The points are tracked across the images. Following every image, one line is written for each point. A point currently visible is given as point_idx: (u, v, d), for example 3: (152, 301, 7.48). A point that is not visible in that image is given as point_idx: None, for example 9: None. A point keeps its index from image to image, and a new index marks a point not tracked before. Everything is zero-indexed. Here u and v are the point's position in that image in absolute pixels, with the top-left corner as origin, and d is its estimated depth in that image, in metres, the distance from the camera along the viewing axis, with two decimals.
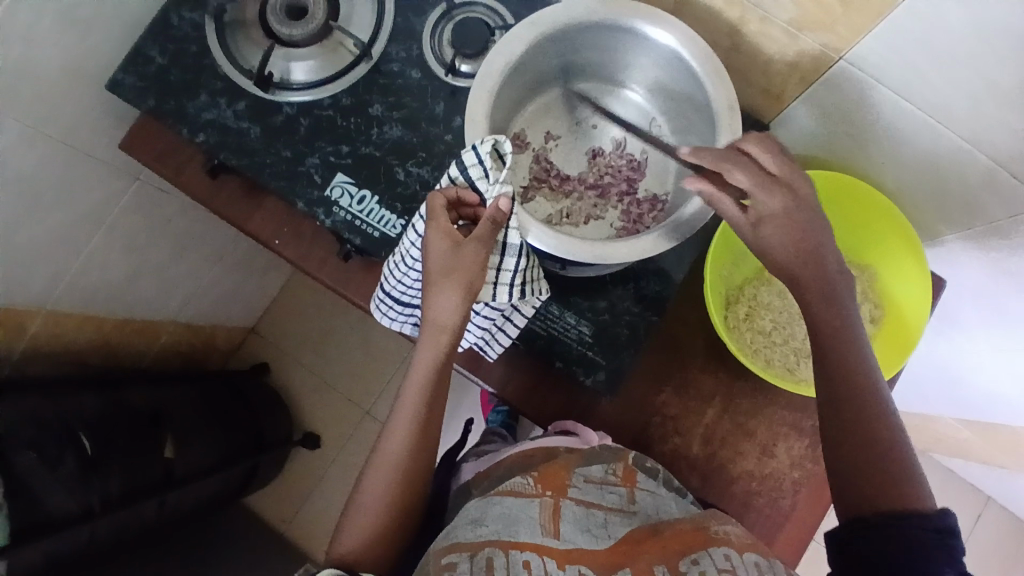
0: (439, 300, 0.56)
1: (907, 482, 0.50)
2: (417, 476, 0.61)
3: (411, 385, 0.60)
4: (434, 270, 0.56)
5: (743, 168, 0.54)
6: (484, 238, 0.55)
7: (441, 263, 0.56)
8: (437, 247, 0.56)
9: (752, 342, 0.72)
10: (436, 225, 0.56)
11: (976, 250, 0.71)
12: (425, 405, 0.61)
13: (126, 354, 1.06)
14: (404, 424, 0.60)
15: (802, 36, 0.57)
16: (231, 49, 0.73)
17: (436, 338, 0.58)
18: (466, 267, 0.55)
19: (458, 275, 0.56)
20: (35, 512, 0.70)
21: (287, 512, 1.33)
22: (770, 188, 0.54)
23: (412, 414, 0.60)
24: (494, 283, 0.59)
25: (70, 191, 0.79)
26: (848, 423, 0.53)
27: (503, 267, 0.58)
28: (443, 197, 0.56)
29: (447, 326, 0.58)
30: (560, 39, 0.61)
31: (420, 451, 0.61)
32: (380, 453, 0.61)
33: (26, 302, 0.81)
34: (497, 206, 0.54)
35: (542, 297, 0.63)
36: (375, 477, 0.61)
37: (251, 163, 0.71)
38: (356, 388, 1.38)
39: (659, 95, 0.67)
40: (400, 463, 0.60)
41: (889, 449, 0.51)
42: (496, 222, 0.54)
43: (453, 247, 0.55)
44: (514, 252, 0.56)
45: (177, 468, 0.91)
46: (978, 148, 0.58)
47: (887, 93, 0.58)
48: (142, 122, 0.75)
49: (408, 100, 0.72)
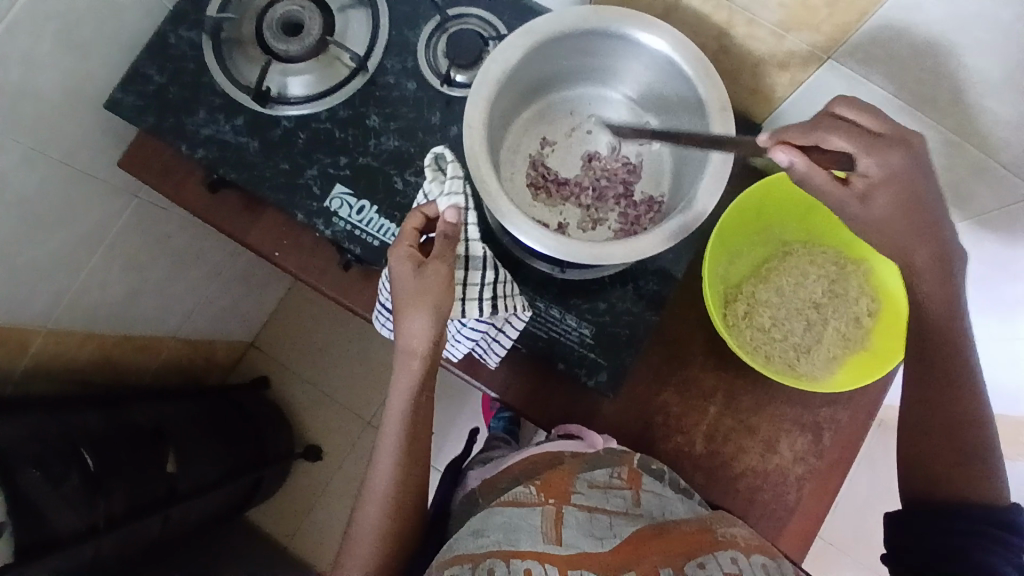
0: (412, 325, 0.57)
1: (976, 478, 0.55)
2: (408, 500, 0.63)
3: (392, 413, 0.62)
4: (403, 293, 0.57)
5: (843, 137, 0.53)
6: (442, 256, 0.57)
7: (408, 287, 0.57)
8: (402, 270, 0.57)
9: (751, 339, 0.73)
10: (398, 249, 0.58)
11: (967, 240, 0.72)
12: (409, 428, 0.62)
13: (128, 372, 1.06)
14: (389, 453, 0.62)
15: (789, 36, 0.59)
16: (229, 66, 0.74)
17: (409, 363, 0.59)
18: (432, 287, 0.57)
19: (426, 297, 0.56)
20: (41, 530, 0.70)
21: (291, 527, 1.32)
22: (875, 151, 0.53)
23: (397, 438, 0.61)
24: (464, 299, 0.61)
25: (71, 211, 0.80)
26: (924, 412, 0.58)
27: (469, 282, 0.61)
28: (418, 217, 0.59)
29: (418, 351, 0.59)
30: (553, 46, 0.63)
31: (407, 476, 0.62)
32: (370, 481, 0.62)
33: (28, 320, 0.82)
34: (447, 219, 0.57)
35: (523, 313, 0.65)
36: (370, 505, 0.62)
37: (250, 176, 0.71)
38: (357, 400, 1.38)
39: (650, 99, 0.69)
40: (389, 488, 0.62)
41: (971, 441, 0.56)
42: (448, 237, 0.57)
43: (416, 268, 0.57)
44: (478, 265, 0.61)
45: (180, 484, 0.91)
46: (965, 139, 0.59)
47: (873, 89, 0.59)
48: (141, 140, 0.76)
49: (404, 111, 0.73)
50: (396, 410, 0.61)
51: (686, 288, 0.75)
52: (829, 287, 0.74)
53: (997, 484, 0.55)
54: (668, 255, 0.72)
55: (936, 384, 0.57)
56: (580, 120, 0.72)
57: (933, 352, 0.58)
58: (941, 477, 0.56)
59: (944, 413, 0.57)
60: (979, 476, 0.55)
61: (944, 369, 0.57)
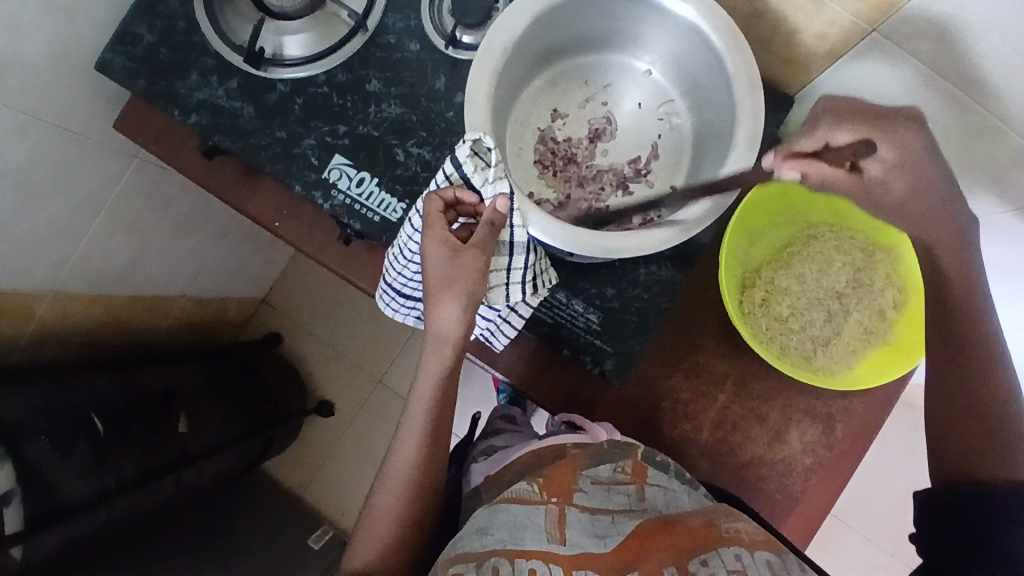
0: (440, 313, 0.53)
1: (1003, 460, 0.51)
2: (429, 488, 0.58)
3: (420, 395, 0.57)
4: (434, 281, 0.52)
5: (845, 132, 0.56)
6: (484, 244, 0.51)
7: (440, 273, 0.52)
8: (435, 256, 0.51)
9: (767, 328, 0.69)
10: (432, 233, 0.52)
11: (1009, 230, 0.66)
12: (434, 414, 0.57)
13: (138, 331, 1.07)
14: (414, 436, 0.57)
15: (830, 3, 0.52)
16: (221, 23, 0.69)
17: (441, 350, 0.55)
18: (467, 275, 0.52)
19: (460, 285, 0.52)
20: (51, 499, 0.72)
21: (304, 478, 1.36)
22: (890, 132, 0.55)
23: (422, 424, 0.57)
24: (505, 283, 0.56)
25: (67, 175, 0.78)
26: (955, 387, 0.55)
27: (513, 267, 0.55)
28: (441, 200, 0.52)
29: (451, 337, 0.54)
30: (566, 8, 0.57)
31: (432, 462, 0.58)
32: (392, 465, 0.58)
33: (32, 286, 0.81)
34: (496, 207, 0.50)
35: (551, 287, 0.60)
36: (388, 489, 0.57)
37: (246, 145, 0.68)
38: (367, 358, 1.39)
39: (673, 69, 0.63)
40: (412, 473, 0.57)
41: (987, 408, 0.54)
42: (494, 224, 0.51)
43: (452, 255, 0.51)
44: (522, 250, 0.54)
45: (192, 446, 0.93)
46: (1014, 129, 0.54)
47: (920, 70, 0.53)
48: (135, 103, 0.72)
49: (406, 75, 0.68)
50: (424, 392, 0.57)
51: (701, 272, 0.71)
52: (855, 275, 0.70)
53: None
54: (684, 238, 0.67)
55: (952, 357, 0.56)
56: (594, 90, 0.66)
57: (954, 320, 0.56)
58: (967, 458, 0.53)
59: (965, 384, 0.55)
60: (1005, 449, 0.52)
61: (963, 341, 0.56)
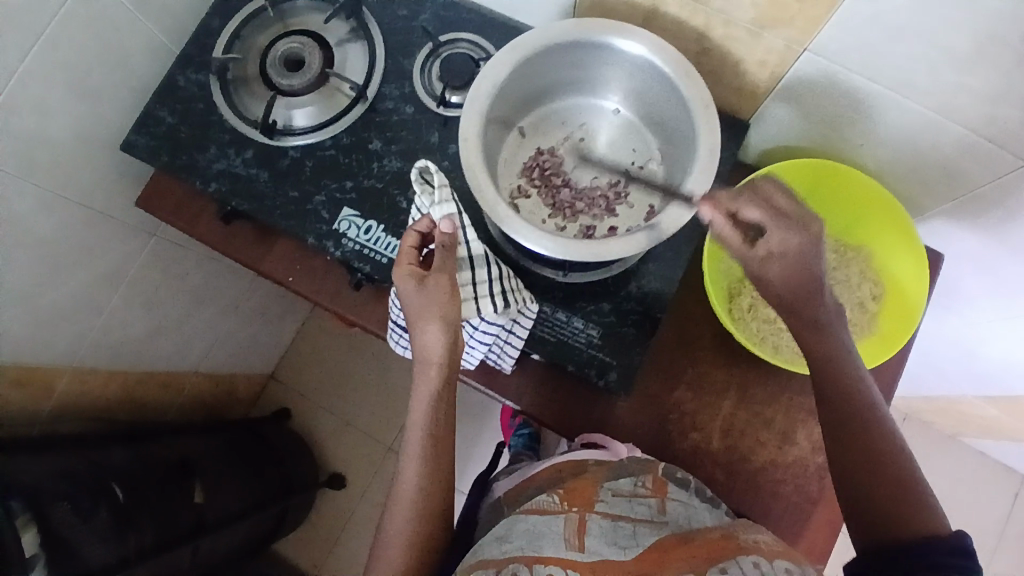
0: (423, 336, 0.59)
1: (920, 507, 0.52)
2: (436, 503, 0.61)
3: (415, 419, 0.61)
4: (412, 310, 0.59)
5: (757, 206, 0.58)
6: (444, 267, 0.59)
7: (415, 304, 0.58)
8: (406, 289, 0.59)
9: (758, 330, 0.74)
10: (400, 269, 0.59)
11: (964, 219, 0.73)
12: (432, 434, 0.61)
13: (151, 408, 1.10)
14: (415, 455, 0.60)
15: (766, 32, 0.61)
16: (237, 103, 0.78)
17: (426, 372, 0.60)
18: (438, 299, 0.59)
19: (432, 310, 0.58)
20: (71, 564, 0.74)
21: (319, 557, 1.33)
22: (784, 228, 0.57)
23: (420, 445, 0.60)
24: (475, 297, 0.63)
25: (90, 251, 0.84)
26: (858, 447, 0.55)
27: (478, 281, 0.63)
28: (413, 235, 0.60)
29: (434, 359, 0.60)
30: (539, 59, 0.66)
31: (434, 480, 0.60)
32: (398, 488, 0.61)
33: (52, 360, 0.86)
34: (441, 230, 0.59)
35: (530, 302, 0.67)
36: (398, 512, 0.60)
37: (261, 205, 0.75)
38: (378, 425, 1.39)
39: (639, 105, 0.71)
40: (418, 490, 0.60)
41: (895, 464, 0.54)
42: (445, 246, 0.60)
43: (419, 285, 0.58)
44: (481, 262, 0.63)
45: (207, 515, 0.96)
46: (946, 116, 0.61)
47: (849, 76, 0.62)
48: (157, 179, 0.80)
49: (403, 134, 0.76)
50: (420, 412, 0.61)
51: (690, 285, 0.76)
52: (832, 275, 0.75)
53: (938, 513, 0.51)
54: (667, 253, 0.73)
55: (843, 416, 0.56)
56: (572, 129, 0.75)
57: (834, 380, 0.57)
58: (883, 509, 0.53)
59: (868, 445, 0.55)
60: (920, 504, 0.52)
61: (851, 399, 0.56)
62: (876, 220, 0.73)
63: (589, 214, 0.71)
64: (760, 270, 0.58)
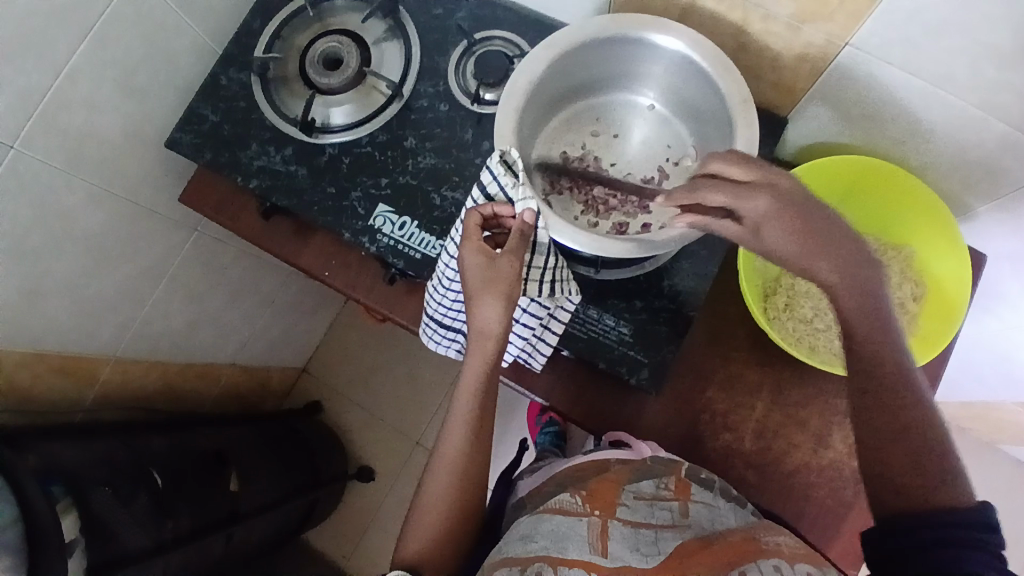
0: (481, 310, 0.58)
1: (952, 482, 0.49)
2: (473, 475, 0.62)
3: (464, 388, 0.61)
4: (473, 283, 0.58)
5: (717, 189, 0.55)
6: (516, 250, 0.59)
7: (478, 277, 0.58)
8: (472, 262, 0.58)
9: (793, 331, 0.73)
10: (469, 243, 0.59)
11: (1008, 220, 0.71)
12: (478, 406, 0.61)
13: (189, 400, 1.14)
14: (460, 424, 0.61)
15: (805, 27, 0.60)
16: (277, 102, 0.80)
17: (483, 346, 0.60)
18: (503, 277, 0.58)
19: (499, 286, 0.58)
20: (111, 547, 0.76)
21: (347, 548, 1.35)
22: (748, 194, 0.54)
23: (466, 415, 0.61)
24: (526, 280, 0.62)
25: (135, 244, 0.87)
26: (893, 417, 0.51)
27: (533, 266, 0.62)
28: (478, 216, 0.60)
29: (492, 334, 0.59)
30: (574, 55, 0.66)
31: (474, 452, 0.62)
32: (440, 453, 0.62)
33: (97, 350, 0.90)
34: (524, 219, 0.59)
35: (572, 297, 0.67)
36: (437, 476, 0.61)
37: (300, 201, 0.76)
38: (404, 420, 1.41)
39: (673, 101, 0.71)
40: (458, 459, 0.61)
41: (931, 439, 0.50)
42: (524, 234, 0.59)
43: (488, 261, 0.58)
44: (543, 251, 0.61)
45: (241, 505, 0.99)
46: (991, 114, 0.60)
47: (891, 70, 0.60)
48: (200, 176, 0.83)
49: (438, 131, 0.77)
50: (468, 383, 0.61)
51: (723, 284, 0.76)
52: None
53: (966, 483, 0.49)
54: (702, 251, 0.72)
55: (880, 384, 0.52)
56: (605, 126, 0.75)
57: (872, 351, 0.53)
58: (908, 482, 0.50)
59: (906, 419, 0.51)
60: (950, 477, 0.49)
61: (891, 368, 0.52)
62: (917, 215, 0.72)
63: (622, 210, 0.71)
64: (760, 243, 0.55)
